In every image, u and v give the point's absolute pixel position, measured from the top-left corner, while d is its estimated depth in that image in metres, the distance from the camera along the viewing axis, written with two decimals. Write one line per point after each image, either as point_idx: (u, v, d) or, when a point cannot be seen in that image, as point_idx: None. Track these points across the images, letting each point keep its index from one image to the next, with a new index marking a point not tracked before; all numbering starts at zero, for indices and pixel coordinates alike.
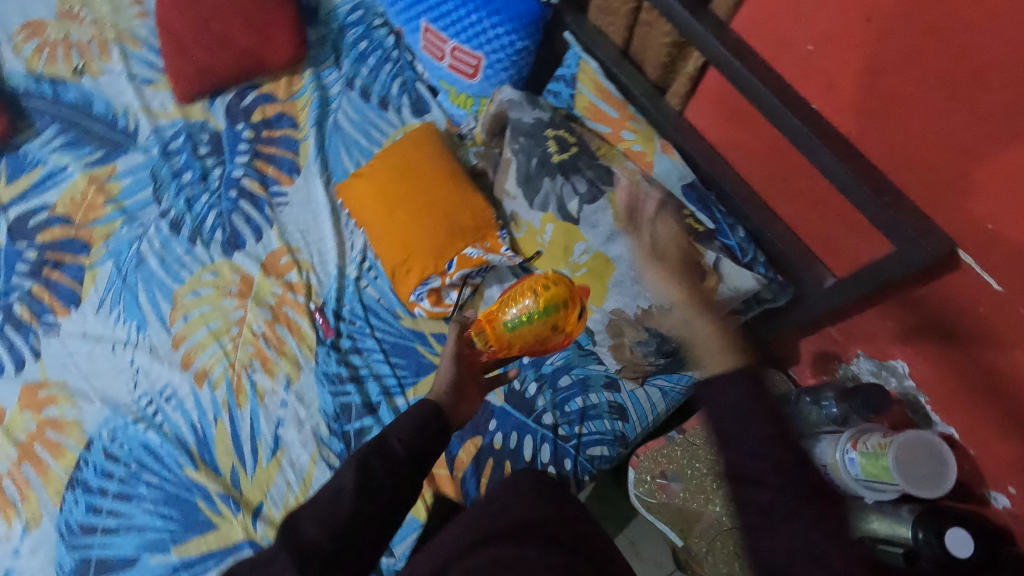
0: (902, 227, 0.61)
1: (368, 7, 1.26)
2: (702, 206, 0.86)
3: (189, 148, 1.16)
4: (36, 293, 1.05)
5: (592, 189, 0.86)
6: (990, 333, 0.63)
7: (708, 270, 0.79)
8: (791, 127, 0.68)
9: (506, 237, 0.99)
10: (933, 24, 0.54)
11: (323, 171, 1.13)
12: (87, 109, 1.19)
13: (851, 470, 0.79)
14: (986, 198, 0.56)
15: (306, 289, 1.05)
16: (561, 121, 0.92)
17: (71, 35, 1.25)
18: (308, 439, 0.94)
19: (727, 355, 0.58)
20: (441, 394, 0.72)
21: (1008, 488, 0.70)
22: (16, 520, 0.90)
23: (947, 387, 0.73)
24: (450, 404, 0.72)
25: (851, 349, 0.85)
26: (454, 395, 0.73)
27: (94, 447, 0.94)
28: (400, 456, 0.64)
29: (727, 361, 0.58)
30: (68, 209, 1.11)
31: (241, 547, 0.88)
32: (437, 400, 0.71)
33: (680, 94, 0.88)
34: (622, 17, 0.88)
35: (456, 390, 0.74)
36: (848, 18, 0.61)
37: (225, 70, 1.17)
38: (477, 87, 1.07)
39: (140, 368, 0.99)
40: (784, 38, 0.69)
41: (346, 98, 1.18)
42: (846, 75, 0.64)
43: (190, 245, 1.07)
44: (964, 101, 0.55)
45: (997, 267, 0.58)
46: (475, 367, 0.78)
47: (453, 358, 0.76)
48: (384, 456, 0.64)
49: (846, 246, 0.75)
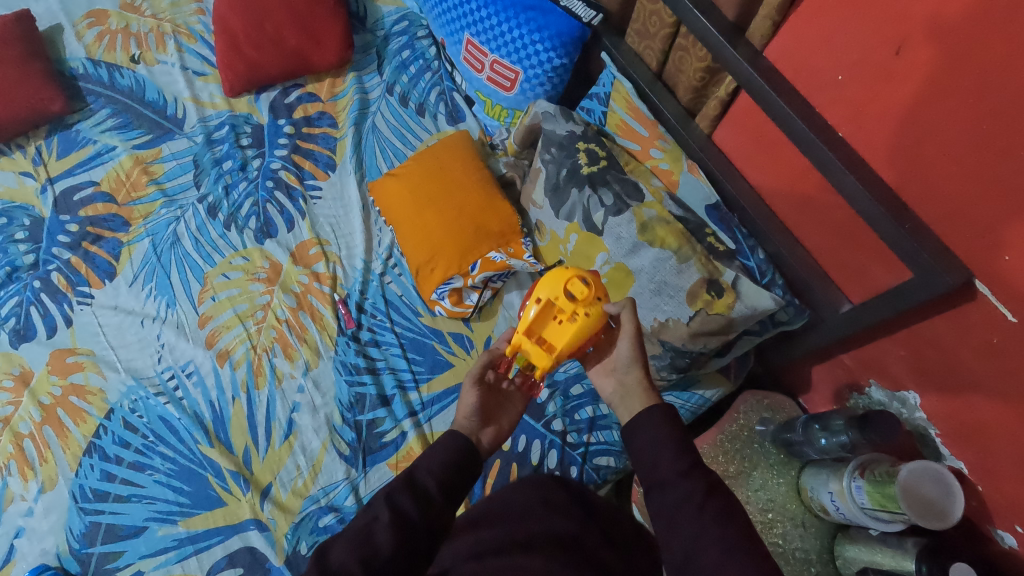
0: (921, 255, 0.63)
1: (413, 19, 1.32)
2: (724, 227, 0.88)
3: (231, 138, 1.20)
4: (74, 264, 1.09)
5: (618, 202, 0.89)
6: (1003, 365, 0.64)
7: (726, 287, 0.82)
8: (818, 153, 0.70)
9: (530, 244, 1.02)
10: (960, 59, 0.57)
11: (358, 169, 1.17)
12: (139, 95, 1.25)
13: (857, 499, 0.78)
14: (1004, 228, 0.58)
15: (332, 280, 1.08)
16: (592, 136, 0.95)
17: (130, 25, 1.31)
18: (321, 426, 0.96)
19: (641, 402, 0.64)
20: (464, 421, 0.71)
21: (1014, 526, 0.71)
22: (33, 481, 0.92)
23: (957, 421, 0.73)
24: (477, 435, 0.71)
25: (863, 379, 0.86)
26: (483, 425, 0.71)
27: (114, 416, 0.97)
28: (433, 493, 0.63)
29: (638, 409, 0.65)
30: (112, 187, 1.16)
31: (247, 526, 0.90)
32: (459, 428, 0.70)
33: (710, 117, 0.90)
34: (658, 42, 0.91)
35: (483, 416, 0.72)
36: (879, 50, 0.64)
37: (273, 68, 1.23)
38: (512, 100, 1.12)
39: (165, 344, 1.02)
40: (815, 67, 0.72)
41: (385, 102, 1.23)
42: (873, 105, 0.67)
43: (225, 229, 1.11)
44: (988, 133, 0.57)
45: (1012, 300, 0.60)
46: (496, 388, 0.75)
47: (474, 383, 0.73)
48: (415, 493, 0.62)
49: (864, 273, 0.77)
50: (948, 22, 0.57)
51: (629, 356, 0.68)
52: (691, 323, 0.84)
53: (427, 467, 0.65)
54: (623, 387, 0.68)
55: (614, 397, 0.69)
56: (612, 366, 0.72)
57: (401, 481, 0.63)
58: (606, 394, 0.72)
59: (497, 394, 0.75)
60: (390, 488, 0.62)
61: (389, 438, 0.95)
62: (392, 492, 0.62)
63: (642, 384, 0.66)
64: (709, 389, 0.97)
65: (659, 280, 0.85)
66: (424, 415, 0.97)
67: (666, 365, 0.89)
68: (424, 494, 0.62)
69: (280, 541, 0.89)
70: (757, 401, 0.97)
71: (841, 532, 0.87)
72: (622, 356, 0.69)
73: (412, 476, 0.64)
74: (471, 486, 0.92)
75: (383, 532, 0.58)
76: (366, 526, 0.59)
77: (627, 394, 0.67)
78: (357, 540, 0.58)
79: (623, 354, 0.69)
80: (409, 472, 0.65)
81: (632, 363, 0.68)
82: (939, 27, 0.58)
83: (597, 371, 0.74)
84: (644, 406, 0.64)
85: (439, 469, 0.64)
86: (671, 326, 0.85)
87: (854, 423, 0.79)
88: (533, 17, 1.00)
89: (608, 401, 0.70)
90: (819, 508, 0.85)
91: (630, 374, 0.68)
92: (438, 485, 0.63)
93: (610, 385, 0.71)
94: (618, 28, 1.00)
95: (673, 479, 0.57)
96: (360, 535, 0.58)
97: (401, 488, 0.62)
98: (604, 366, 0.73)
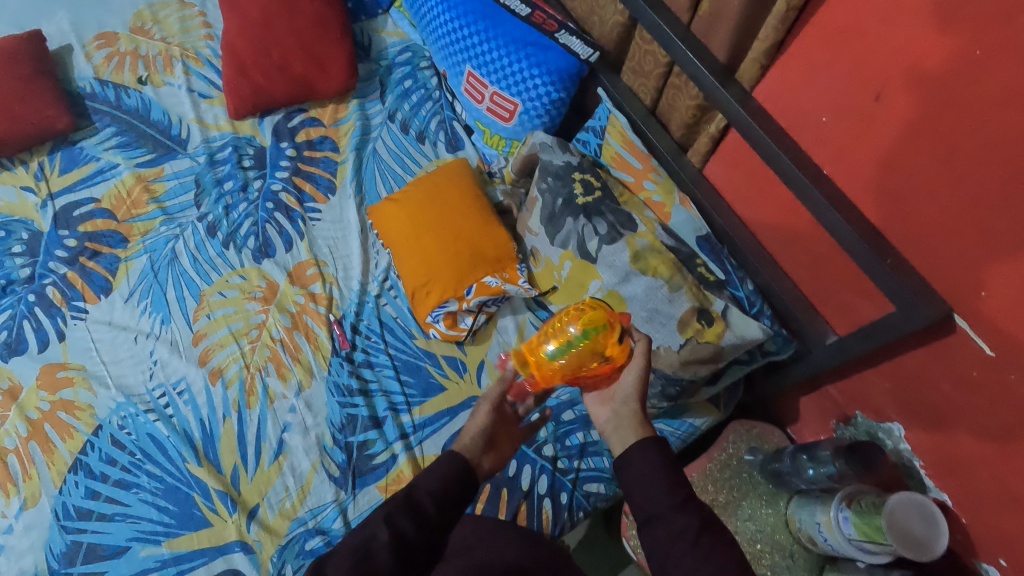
0: (902, 289, 0.65)
1: (416, 50, 1.36)
2: (714, 257, 0.91)
3: (234, 159, 1.23)
4: (70, 279, 1.09)
5: (612, 231, 0.91)
6: (982, 398, 0.66)
7: (715, 316, 0.84)
8: (804, 190, 0.73)
9: (524, 270, 1.04)
10: (936, 105, 0.60)
11: (358, 193, 1.19)
12: (145, 115, 1.27)
13: (844, 529, 0.78)
14: (980, 266, 0.61)
15: (328, 301, 1.09)
16: (588, 167, 0.99)
17: (139, 48, 1.35)
18: (311, 446, 0.96)
19: (634, 435, 0.65)
20: (470, 441, 0.73)
21: (999, 560, 0.71)
22: (15, 497, 0.91)
23: (941, 453, 0.74)
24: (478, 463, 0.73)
25: (849, 410, 0.87)
26: (484, 448, 0.74)
27: (102, 432, 0.96)
28: (430, 512, 0.63)
29: (631, 440, 0.65)
30: (112, 204, 1.17)
31: (232, 548, 0.89)
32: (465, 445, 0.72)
33: (701, 152, 0.93)
34: (653, 79, 0.95)
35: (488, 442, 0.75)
36: (860, 95, 0.68)
37: (279, 93, 1.26)
38: (510, 130, 1.15)
39: (158, 361, 1.02)
40: (802, 108, 0.75)
41: (387, 129, 1.26)
42: (855, 146, 0.70)
43: (223, 248, 1.12)
44: (964, 175, 0.60)
45: (989, 334, 0.62)
46: (507, 421, 0.79)
47: (491, 406, 0.77)
48: (412, 512, 0.63)
49: (849, 307, 0.79)
50: (925, 72, 0.60)
51: (629, 389, 0.69)
52: (682, 350, 0.85)
53: (424, 486, 0.65)
54: (617, 416, 0.69)
55: (609, 426, 0.70)
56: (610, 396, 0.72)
57: (400, 500, 0.63)
58: (601, 423, 0.72)
59: (505, 425, 0.78)
60: (389, 507, 0.63)
61: (380, 460, 0.95)
62: (391, 511, 0.63)
63: (637, 416, 0.67)
64: (698, 418, 0.98)
65: (651, 307, 0.87)
66: (415, 438, 0.98)
67: (657, 393, 0.91)
68: (419, 510, 0.63)
69: (265, 563, 0.88)
70: (747, 430, 0.98)
71: (830, 564, 0.86)
72: (625, 387, 0.70)
73: (411, 495, 0.64)
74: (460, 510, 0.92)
75: (382, 551, 0.59)
76: (365, 544, 0.60)
77: (620, 424, 0.68)
78: (356, 558, 0.59)
79: (627, 386, 0.69)
80: (407, 490, 0.65)
81: (631, 396, 0.68)
82: (916, 75, 0.61)
83: (596, 400, 0.75)
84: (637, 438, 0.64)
85: (435, 488, 0.65)
86: (662, 353, 0.87)
87: (841, 453, 0.80)
88: (533, 52, 1.03)
89: (603, 429, 0.71)
90: (808, 540, 0.85)
91: (625, 405, 0.68)
92: (435, 505, 0.64)
93: (605, 413, 0.71)
94: (615, 65, 1.04)
95: (665, 502, 0.58)
96: (360, 552, 0.59)
97: (398, 509, 0.63)
98: (602, 395, 0.73)
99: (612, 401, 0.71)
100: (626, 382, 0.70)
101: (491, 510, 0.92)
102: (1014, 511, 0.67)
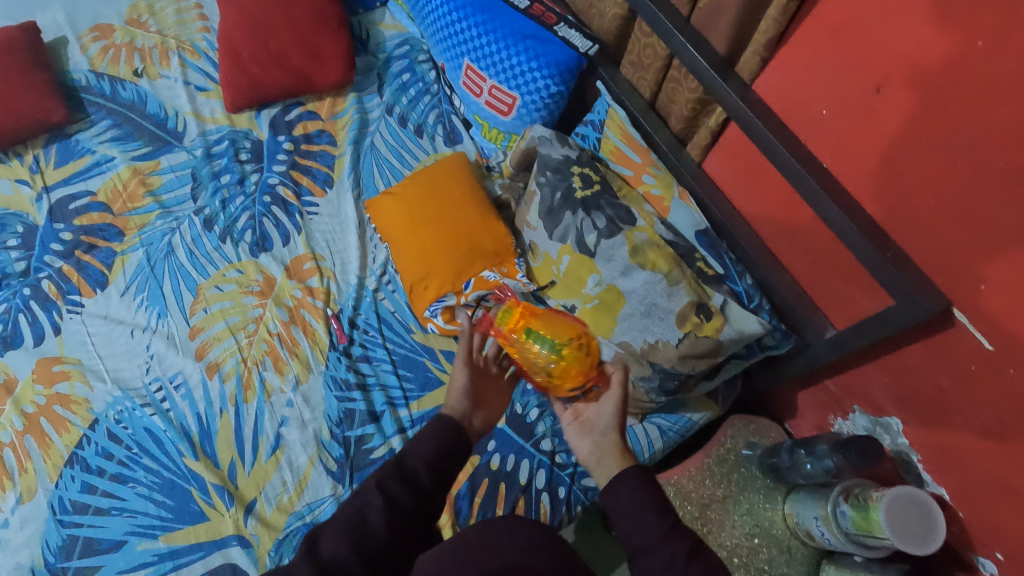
0: (901, 282, 0.65)
1: (414, 43, 1.36)
2: (713, 252, 0.91)
3: (231, 152, 1.22)
4: (66, 272, 1.09)
5: (610, 225, 0.91)
6: (981, 392, 0.66)
7: (714, 310, 0.84)
8: (804, 183, 0.73)
9: (523, 264, 1.04)
10: (937, 97, 0.60)
11: (355, 187, 1.18)
12: (141, 108, 1.26)
13: (841, 523, 0.79)
14: (980, 259, 0.60)
15: (325, 295, 1.08)
16: (587, 160, 0.98)
17: (135, 40, 1.34)
18: (309, 441, 0.96)
19: (617, 466, 0.65)
20: (458, 403, 0.76)
21: (995, 554, 0.71)
22: (10, 491, 0.91)
23: (938, 447, 0.74)
24: (466, 420, 0.75)
25: (847, 404, 0.87)
26: (468, 406, 0.77)
27: (99, 426, 0.95)
28: (423, 478, 0.65)
29: (614, 472, 0.65)
30: (108, 197, 1.16)
31: (229, 542, 0.88)
32: (453, 408, 0.75)
33: (701, 146, 0.93)
34: (652, 73, 0.94)
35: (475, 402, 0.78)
36: (861, 88, 0.68)
37: (276, 86, 1.25)
38: (509, 124, 1.15)
39: (154, 355, 1.02)
40: (802, 101, 0.75)
41: (385, 122, 1.26)
42: (855, 139, 0.70)
43: (220, 242, 1.12)
44: (965, 169, 0.60)
45: (988, 327, 0.62)
46: (487, 376, 0.82)
47: (468, 365, 0.80)
48: (404, 478, 0.64)
49: (848, 301, 0.79)
50: (926, 64, 0.60)
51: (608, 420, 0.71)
52: (680, 345, 0.85)
53: (419, 453, 0.67)
54: (599, 448, 0.69)
55: (590, 459, 0.69)
56: (591, 428, 0.72)
57: (391, 467, 0.65)
58: (582, 457, 0.71)
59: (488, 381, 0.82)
60: (381, 474, 0.64)
61: (378, 455, 0.95)
62: (383, 478, 0.64)
63: (618, 447, 0.68)
64: (697, 412, 0.98)
65: (649, 302, 0.87)
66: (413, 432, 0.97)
67: (655, 388, 0.90)
68: (413, 477, 0.65)
69: (262, 557, 0.88)
70: (745, 424, 0.98)
71: (826, 559, 0.87)
72: (604, 418, 0.72)
73: (403, 463, 0.66)
74: (458, 502, 0.91)
75: (377, 516, 0.61)
76: (359, 511, 0.61)
77: (603, 456, 0.68)
78: (351, 524, 0.60)
79: (607, 417, 0.72)
80: (400, 458, 0.66)
81: (611, 427, 0.70)
82: (916, 68, 0.61)
83: (574, 434, 0.74)
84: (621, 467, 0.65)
85: (430, 455, 0.67)
86: (660, 347, 0.87)
87: (839, 447, 0.80)
88: (532, 46, 1.03)
89: (583, 463, 0.70)
90: (805, 534, 0.86)
91: (606, 437, 0.70)
92: (430, 473, 0.66)
93: (586, 446, 0.71)
94: (614, 59, 1.03)
95: None
96: (354, 520, 0.60)
97: (390, 475, 0.64)
98: (582, 427, 0.73)
99: (591, 434, 0.72)
100: (604, 415, 0.72)
101: (489, 505, 0.92)
102: (1010, 505, 0.67)
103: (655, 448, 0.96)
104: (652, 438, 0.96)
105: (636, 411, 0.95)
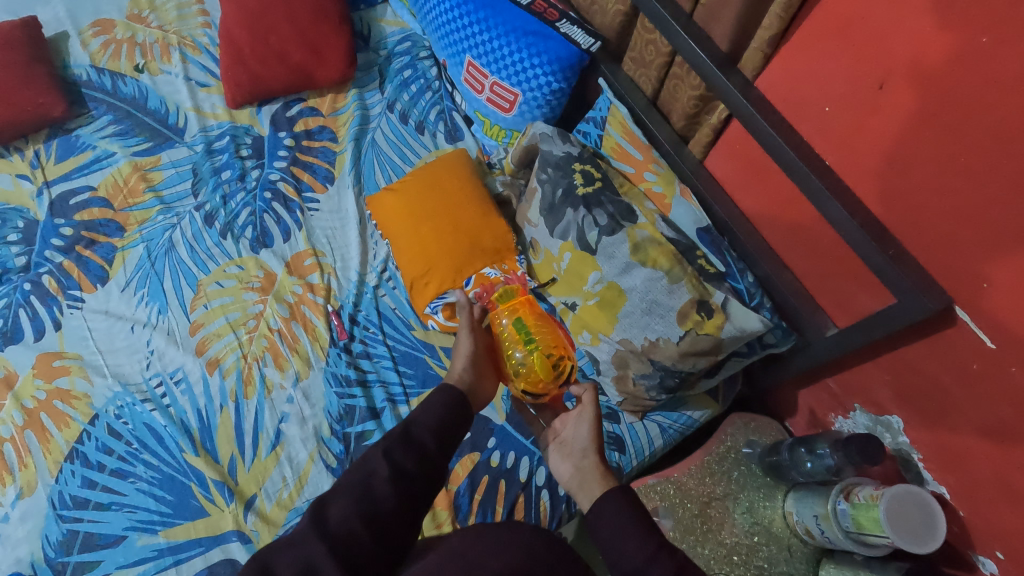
0: (903, 279, 0.65)
1: (415, 40, 1.35)
2: (715, 249, 0.90)
3: (232, 148, 1.22)
4: (66, 267, 1.09)
5: (612, 222, 0.91)
6: (982, 389, 0.66)
7: (715, 308, 0.84)
8: (806, 180, 0.73)
9: (524, 262, 1.04)
10: (940, 95, 0.60)
11: (356, 183, 1.18)
12: (142, 103, 1.26)
13: (841, 522, 0.79)
14: (982, 257, 0.60)
15: (326, 291, 1.08)
16: (589, 157, 0.98)
17: (136, 35, 1.33)
18: (309, 437, 0.96)
19: (598, 488, 0.66)
20: (461, 375, 0.78)
21: (995, 553, 0.71)
22: (11, 486, 0.91)
23: (938, 446, 0.74)
24: (470, 384, 0.77)
25: (847, 403, 0.87)
26: (473, 371, 0.79)
27: (99, 421, 0.95)
28: (429, 445, 0.66)
29: (596, 494, 0.66)
30: (109, 192, 1.16)
31: (229, 537, 0.88)
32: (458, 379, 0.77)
33: (703, 143, 0.92)
34: (654, 70, 0.94)
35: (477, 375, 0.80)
36: (863, 85, 0.67)
37: (277, 82, 1.25)
38: (510, 121, 1.14)
39: (155, 350, 1.02)
40: (803, 98, 0.75)
41: (386, 119, 1.26)
42: (858, 136, 0.70)
43: (221, 238, 1.12)
44: (967, 166, 0.59)
45: (990, 326, 0.62)
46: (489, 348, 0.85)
47: (472, 333, 0.84)
48: (410, 447, 0.65)
49: (850, 299, 0.79)
50: (930, 60, 0.60)
51: (586, 442, 0.73)
52: (681, 343, 0.85)
53: (424, 422, 0.68)
54: (580, 471, 0.71)
55: (572, 482, 0.71)
56: (570, 451, 0.75)
57: (397, 436, 0.66)
58: (563, 480, 0.73)
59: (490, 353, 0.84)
60: (386, 443, 0.65)
61: None
62: (389, 447, 0.65)
63: (599, 468, 0.70)
64: (697, 410, 0.98)
65: (650, 299, 0.87)
66: None
67: (655, 385, 0.90)
68: (419, 446, 0.66)
69: None
70: (745, 423, 0.98)
71: (826, 557, 0.86)
72: (582, 439, 0.74)
73: (410, 431, 0.67)
74: (458, 498, 0.91)
75: (383, 485, 0.61)
76: (364, 480, 0.62)
77: (585, 479, 0.69)
78: (358, 492, 0.61)
79: (584, 439, 0.74)
80: (406, 427, 0.67)
81: (589, 448, 0.73)
82: (919, 64, 0.61)
83: (556, 457, 0.76)
84: (603, 488, 0.66)
85: (434, 424, 0.68)
86: (661, 345, 0.87)
87: (840, 445, 0.80)
88: (534, 42, 1.02)
89: (564, 486, 0.72)
90: (805, 533, 0.86)
91: (586, 459, 0.72)
92: (435, 439, 0.67)
93: (567, 469, 0.73)
94: (616, 56, 1.03)
95: None
96: (361, 488, 0.61)
97: (396, 444, 0.65)
98: (561, 448, 0.76)
99: (571, 456, 0.74)
100: (581, 437, 0.75)
101: (489, 502, 0.92)
102: (1011, 504, 0.67)
103: (654, 446, 0.96)
104: (652, 435, 0.96)
105: (636, 408, 0.95)
